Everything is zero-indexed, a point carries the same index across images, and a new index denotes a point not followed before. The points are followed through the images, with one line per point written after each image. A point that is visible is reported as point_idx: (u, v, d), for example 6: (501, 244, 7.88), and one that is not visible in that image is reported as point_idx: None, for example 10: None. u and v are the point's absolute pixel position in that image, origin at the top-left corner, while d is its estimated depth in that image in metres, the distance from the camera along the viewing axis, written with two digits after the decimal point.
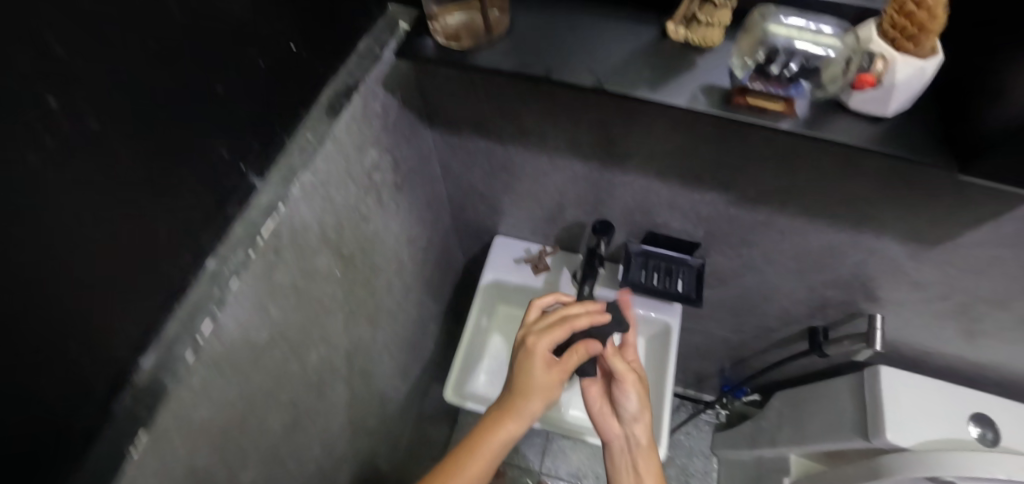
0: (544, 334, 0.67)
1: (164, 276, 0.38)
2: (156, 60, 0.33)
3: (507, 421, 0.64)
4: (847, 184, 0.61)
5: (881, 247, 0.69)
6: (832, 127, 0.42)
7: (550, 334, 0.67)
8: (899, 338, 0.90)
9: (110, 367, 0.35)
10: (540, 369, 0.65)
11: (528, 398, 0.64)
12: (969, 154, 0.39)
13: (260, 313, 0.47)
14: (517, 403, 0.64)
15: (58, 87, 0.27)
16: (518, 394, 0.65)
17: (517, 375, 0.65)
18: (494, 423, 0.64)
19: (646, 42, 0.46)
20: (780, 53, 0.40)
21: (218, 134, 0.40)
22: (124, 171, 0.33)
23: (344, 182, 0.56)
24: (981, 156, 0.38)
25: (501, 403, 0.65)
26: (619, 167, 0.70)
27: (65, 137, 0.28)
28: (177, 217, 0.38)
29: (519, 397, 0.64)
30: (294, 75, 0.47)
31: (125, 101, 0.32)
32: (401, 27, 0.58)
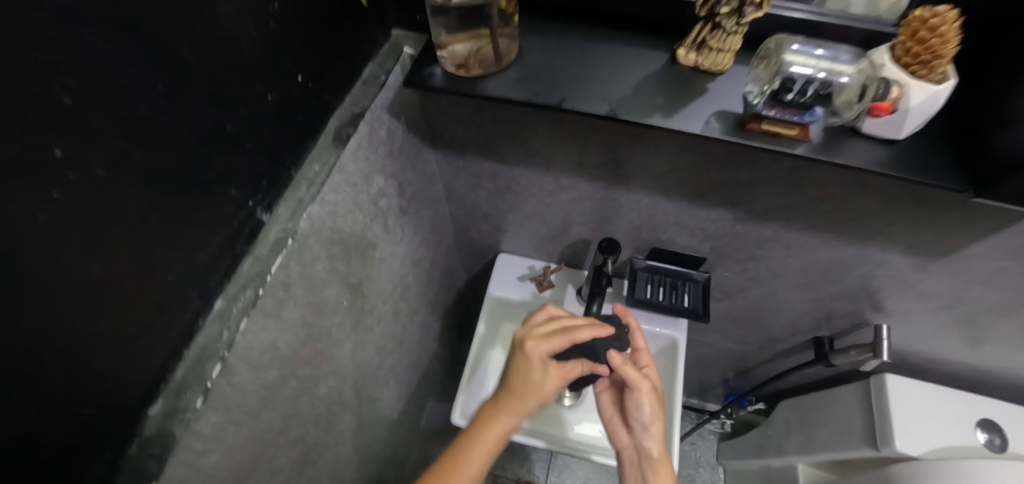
0: (544, 341, 0.63)
1: (173, 322, 0.37)
2: (161, 99, 0.32)
3: (501, 419, 0.63)
4: (855, 200, 0.61)
5: (888, 260, 0.70)
6: (846, 151, 0.42)
7: (550, 339, 0.64)
8: (904, 346, 0.90)
9: (119, 420, 0.34)
10: (537, 372, 0.63)
11: (524, 401, 0.63)
12: (987, 176, 0.39)
13: (271, 352, 0.45)
14: (515, 406, 0.62)
15: (65, 138, 0.26)
16: (516, 398, 0.63)
17: (513, 379, 0.63)
18: (488, 424, 0.63)
19: (656, 68, 0.46)
20: (798, 82, 0.39)
21: (227, 173, 0.39)
22: (131, 219, 0.31)
23: (352, 211, 0.55)
24: (998, 179, 0.38)
25: (495, 403, 0.64)
26: (625, 186, 0.70)
27: (71, 189, 0.27)
28: (184, 259, 0.37)
29: (516, 400, 0.63)
30: (301, 106, 0.46)
31: (129, 143, 0.30)
32: (406, 53, 0.58)
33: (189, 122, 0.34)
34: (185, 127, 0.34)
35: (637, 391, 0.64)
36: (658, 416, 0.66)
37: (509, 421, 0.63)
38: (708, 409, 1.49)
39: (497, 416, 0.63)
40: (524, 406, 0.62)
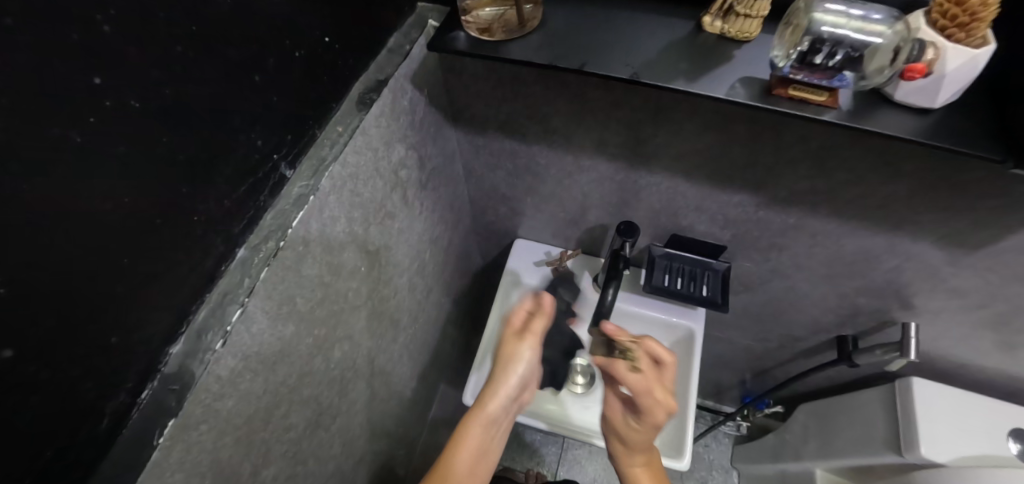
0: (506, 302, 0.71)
1: (196, 265, 0.38)
2: (195, 42, 0.33)
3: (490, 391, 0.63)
4: (884, 185, 0.59)
5: (918, 252, 0.67)
6: (877, 120, 0.41)
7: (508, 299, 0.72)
8: (934, 349, 0.86)
9: (140, 355, 0.35)
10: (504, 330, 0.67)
11: (501, 364, 0.64)
12: None
13: (289, 306, 0.46)
14: (491, 373, 0.64)
15: (101, 66, 0.27)
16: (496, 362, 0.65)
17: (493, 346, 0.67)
18: (478, 399, 0.64)
19: (681, 36, 0.46)
20: (826, 42, 0.38)
21: (254, 124, 0.40)
22: (162, 157, 0.32)
23: (372, 176, 0.55)
24: None
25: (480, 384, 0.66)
26: (645, 167, 0.69)
27: (107, 116, 0.28)
28: (211, 204, 0.38)
29: (495, 367, 0.65)
30: (327, 68, 0.47)
31: (164, 82, 0.31)
32: (431, 24, 0.58)
33: (222, 70, 0.36)
34: (216, 75, 0.35)
35: (606, 416, 0.71)
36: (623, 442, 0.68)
37: (497, 396, 0.63)
38: (724, 411, 1.46)
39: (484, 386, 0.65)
40: (501, 372, 0.63)
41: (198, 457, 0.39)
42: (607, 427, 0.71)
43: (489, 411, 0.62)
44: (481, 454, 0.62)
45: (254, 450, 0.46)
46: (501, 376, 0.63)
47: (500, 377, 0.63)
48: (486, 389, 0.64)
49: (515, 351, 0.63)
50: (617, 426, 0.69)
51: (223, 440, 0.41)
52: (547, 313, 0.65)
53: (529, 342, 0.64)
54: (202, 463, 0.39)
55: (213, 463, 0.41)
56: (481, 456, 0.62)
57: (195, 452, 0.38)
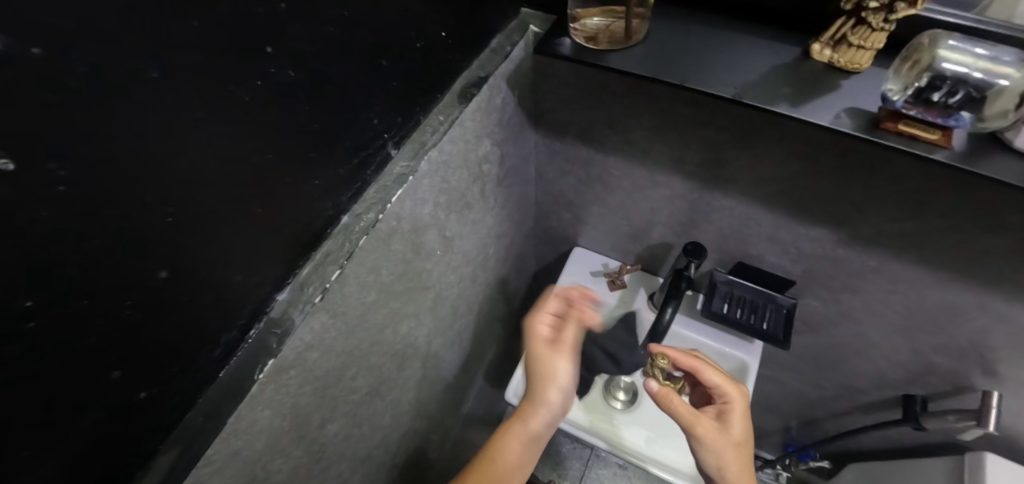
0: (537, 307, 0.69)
1: (309, 223, 0.42)
2: (343, 25, 0.37)
3: (534, 412, 0.64)
4: (983, 238, 0.56)
5: (1012, 314, 0.62)
6: (992, 164, 0.39)
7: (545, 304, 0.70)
8: (1013, 424, 0.80)
9: (253, 296, 0.39)
10: (541, 350, 0.64)
11: (540, 382, 0.64)
12: None
13: (375, 275, 0.49)
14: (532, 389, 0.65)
15: (273, 39, 0.32)
16: (538, 380, 0.64)
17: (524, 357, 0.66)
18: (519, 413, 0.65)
19: (786, 61, 0.46)
20: (947, 80, 0.38)
21: (375, 103, 0.43)
22: (302, 122, 0.36)
23: (461, 166, 0.58)
24: None
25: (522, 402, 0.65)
26: (721, 190, 0.68)
27: (270, 82, 0.33)
28: (329, 171, 0.42)
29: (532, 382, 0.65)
30: (439, 60, 0.50)
31: (315, 57, 0.35)
32: (532, 29, 0.61)
33: (360, 52, 0.39)
34: (355, 57, 0.39)
35: (711, 436, 0.58)
36: (730, 447, 0.57)
37: (544, 414, 0.64)
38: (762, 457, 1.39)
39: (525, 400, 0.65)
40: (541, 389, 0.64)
41: (284, 398, 0.43)
42: (701, 452, 0.59)
43: (535, 426, 0.64)
44: (514, 471, 0.62)
45: (324, 404, 0.50)
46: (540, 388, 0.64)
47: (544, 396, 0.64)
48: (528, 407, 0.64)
49: (557, 370, 0.63)
50: (723, 445, 0.58)
51: (303, 388, 0.45)
52: (581, 320, 0.66)
53: (565, 354, 0.64)
54: (284, 405, 0.43)
55: (291, 408, 0.45)
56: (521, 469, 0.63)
57: (282, 394, 0.42)
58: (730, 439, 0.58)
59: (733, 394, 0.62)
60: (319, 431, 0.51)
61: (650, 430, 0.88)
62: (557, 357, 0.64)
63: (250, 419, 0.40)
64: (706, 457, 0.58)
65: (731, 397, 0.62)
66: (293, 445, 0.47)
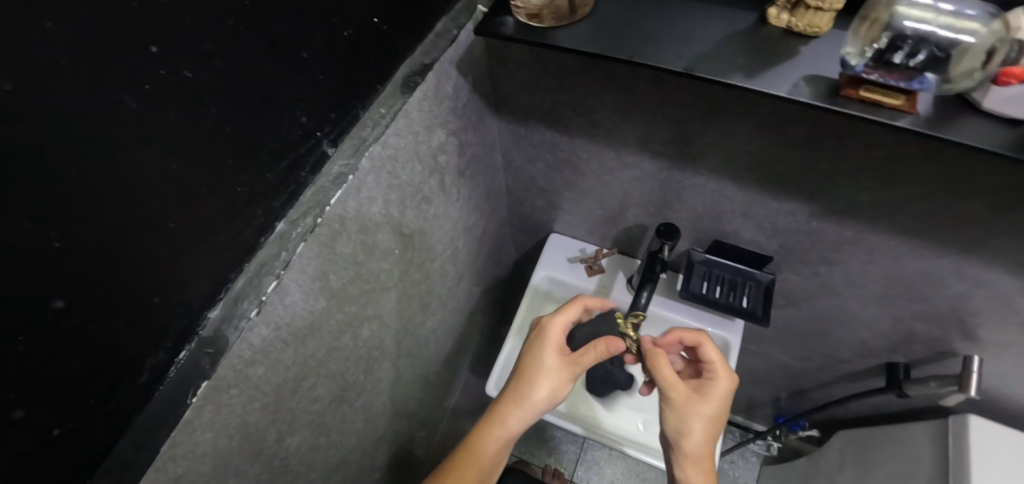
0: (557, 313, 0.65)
1: (237, 234, 0.39)
2: (247, 17, 0.33)
3: (512, 410, 0.60)
4: (957, 205, 0.54)
5: (990, 279, 0.61)
6: (959, 129, 0.37)
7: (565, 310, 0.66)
8: (996, 386, 0.79)
9: (179, 316, 0.37)
10: (550, 356, 0.62)
11: (528, 382, 0.61)
12: None
13: (322, 282, 0.47)
14: (518, 390, 0.61)
15: (158, 37, 0.28)
16: (525, 384, 0.61)
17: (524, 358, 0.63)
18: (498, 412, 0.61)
19: (742, 29, 0.43)
20: (908, 39, 0.36)
21: (301, 100, 0.40)
22: (210, 126, 0.33)
23: (412, 159, 0.56)
24: None
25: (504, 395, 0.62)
26: (690, 168, 0.66)
27: (161, 85, 0.29)
28: (254, 177, 0.39)
29: (520, 384, 0.61)
30: (374, 49, 0.47)
31: (216, 54, 0.32)
32: (479, 10, 0.58)
33: (273, 45, 0.36)
34: (268, 52, 0.36)
35: (681, 400, 0.57)
36: (699, 419, 0.56)
37: (521, 413, 0.60)
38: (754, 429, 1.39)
39: (506, 400, 0.61)
40: (528, 394, 0.60)
41: (227, 417, 0.41)
42: (669, 415, 0.58)
43: (511, 429, 0.60)
44: (491, 468, 0.60)
45: (280, 418, 0.48)
46: (530, 392, 0.60)
47: (531, 402, 0.60)
48: (507, 410, 0.60)
49: (556, 385, 0.60)
50: (692, 411, 0.57)
51: (251, 404, 0.43)
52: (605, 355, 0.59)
53: (568, 371, 0.61)
54: (229, 425, 0.42)
55: (239, 426, 0.43)
56: (492, 466, 0.61)
57: (225, 414, 0.41)
58: (699, 412, 0.57)
59: (721, 373, 0.59)
60: (279, 445, 0.49)
61: (642, 414, 0.87)
62: (562, 371, 0.61)
63: (190, 444, 0.38)
64: (670, 420, 0.58)
65: (718, 374, 0.59)
66: (248, 463, 0.45)
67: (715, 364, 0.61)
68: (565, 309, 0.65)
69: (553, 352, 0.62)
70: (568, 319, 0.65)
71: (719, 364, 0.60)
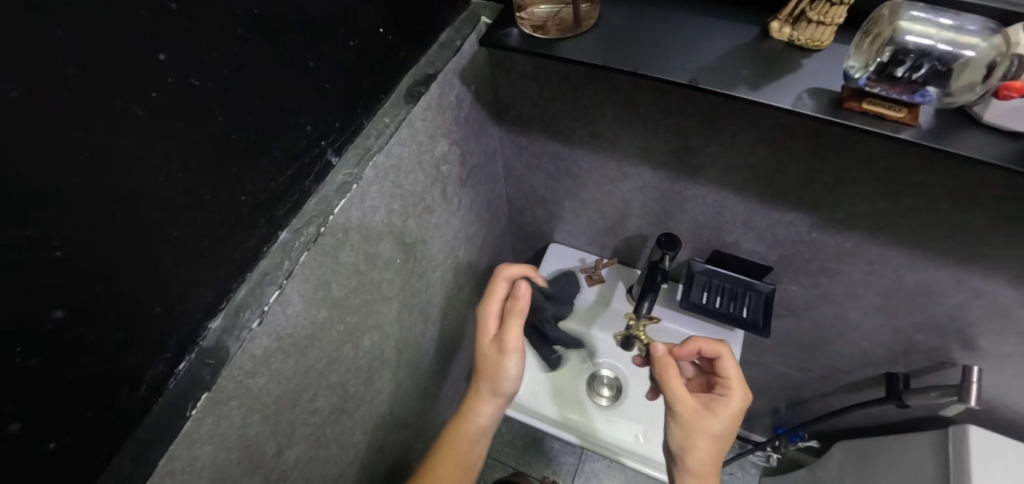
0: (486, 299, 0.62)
1: (240, 243, 0.39)
2: (255, 26, 0.33)
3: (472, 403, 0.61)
4: (957, 216, 0.54)
5: (990, 290, 0.61)
6: (961, 141, 0.38)
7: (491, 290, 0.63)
8: (996, 396, 0.79)
9: (179, 326, 0.36)
10: (484, 347, 0.60)
11: (480, 379, 0.60)
12: None
13: (324, 291, 0.47)
14: (473, 386, 0.61)
15: (166, 45, 0.28)
16: (478, 378, 0.61)
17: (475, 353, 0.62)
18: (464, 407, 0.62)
19: (745, 43, 0.44)
20: (911, 54, 0.36)
21: (306, 109, 0.40)
22: (216, 134, 0.33)
23: (415, 169, 0.56)
24: None
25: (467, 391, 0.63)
26: (692, 179, 0.66)
27: (169, 93, 0.29)
28: (258, 186, 0.38)
29: (476, 378, 0.61)
30: (379, 58, 0.47)
31: (223, 62, 0.32)
32: (483, 21, 0.58)
33: (280, 54, 0.36)
34: (275, 61, 0.36)
35: (690, 417, 0.56)
36: (706, 437, 0.55)
37: (485, 407, 0.61)
38: (754, 440, 1.39)
39: (467, 395, 0.62)
40: (483, 388, 0.60)
41: (226, 430, 0.40)
42: (676, 430, 0.57)
43: (479, 423, 0.61)
44: (466, 461, 0.61)
45: (279, 430, 0.47)
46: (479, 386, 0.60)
47: (485, 394, 0.60)
48: (471, 405, 0.61)
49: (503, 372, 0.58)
50: (700, 427, 0.55)
51: (251, 417, 0.43)
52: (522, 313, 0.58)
53: (510, 356, 0.58)
54: (228, 438, 0.41)
55: (239, 439, 0.42)
56: (469, 459, 0.62)
57: (224, 426, 0.40)
58: (705, 428, 0.55)
59: (735, 391, 0.58)
60: (278, 459, 0.48)
61: (642, 425, 0.86)
62: (502, 357, 0.58)
63: (190, 458, 0.37)
64: (676, 435, 0.57)
65: (733, 392, 0.58)
66: (246, 477, 0.44)
67: (731, 379, 0.60)
68: (491, 290, 0.63)
69: (486, 342, 0.60)
70: (498, 298, 0.63)
71: (736, 382, 0.59)
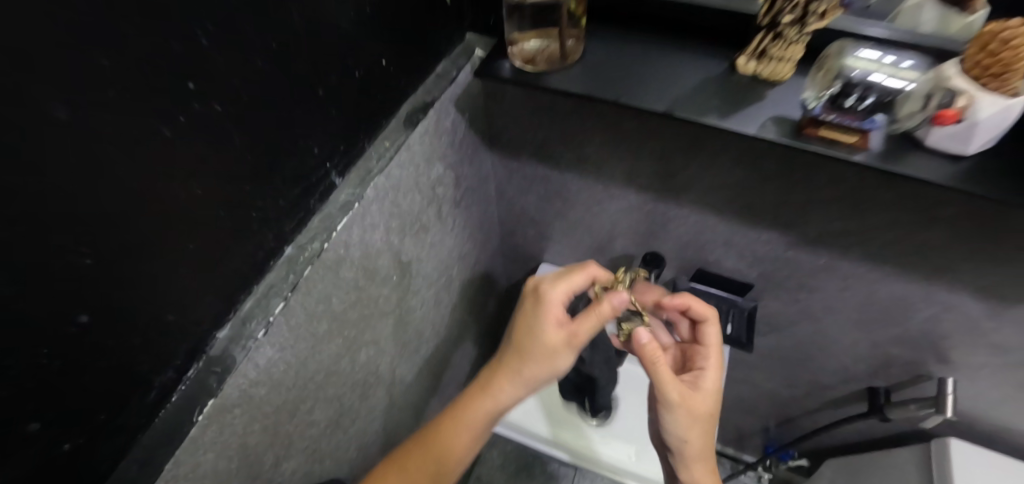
0: (560, 282, 0.57)
1: (248, 257, 0.41)
2: (273, 58, 0.37)
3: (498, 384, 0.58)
4: (919, 233, 0.58)
5: (957, 303, 0.65)
6: (907, 163, 0.42)
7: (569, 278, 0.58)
8: (973, 408, 0.82)
9: (189, 334, 0.38)
10: (550, 331, 0.55)
11: (519, 362, 0.56)
12: None
13: (325, 304, 0.49)
14: (504, 369, 0.57)
15: (194, 74, 0.31)
16: (516, 357, 0.56)
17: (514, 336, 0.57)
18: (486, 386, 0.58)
19: (715, 75, 0.48)
20: (856, 86, 0.42)
21: (313, 133, 0.43)
22: (232, 154, 0.36)
23: (412, 190, 0.59)
24: None
25: (491, 376, 0.58)
26: (674, 200, 0.70)
27: (194, 117, 0.32)
28: (267, 203, 0.41)
29: (512, 360, 0.57)
30: (381, 87, 0.51)
31: (243, 90, 0.35)
32: (476, 53, 0.62)
33: (293, 82, 0.39)
34: (288, 89, 0.39)
35: (688, 406, 0.55)
36: (703, 422, 0.56)
37: (509, 389, 0.57)
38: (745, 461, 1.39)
39: (499, 373, 0.57)
40: (521, 370, 0.56)
41: (229, 439, 0.42)
42: (673, 421, 0.56)
43: (501, 404, 0.58)
44: (479, 440, 0.59)
45: (277, 441, 0.49)
46: (518, 368, 0.56)
47: (525, 377, 0.56)
48: (497, 383, 0.57)
49: (556, 363, 0.56)
50: (695, 411, 0.55)
51: (251, 426, 0.44)
52: (607, 316, 0.54)
53: (569, 349, 0.55)
54: (230, 446, 0.42)
55: (239, 448, 0.43)
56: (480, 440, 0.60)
57: (227, 434, 0.41)
58: (701, 411, 0.56)
59: (713, 361, 0.60)
60: (274, 471, 0.49)
61: (634, 445, 0.87)
62: (561, 348, 0.55)
63: (192, 464, 0.39)
64: (675, 428, 0.56)
65: (710, 363, 0.60)
66: None
67: (709, 347, 0.61)
68: (573, 276, 0.57)
69: (554, 327, 0.55)
70: (573, 288, 0.58)
71: (713, 350, 0.61)
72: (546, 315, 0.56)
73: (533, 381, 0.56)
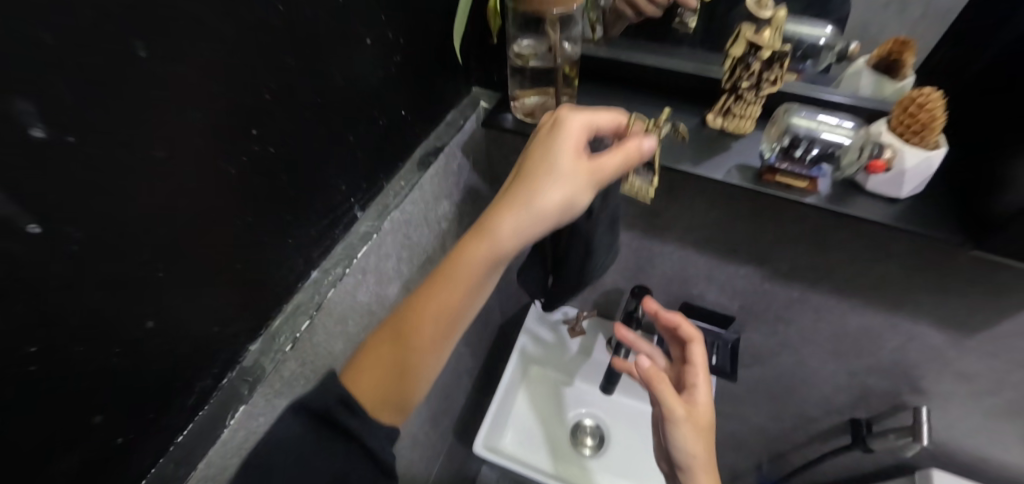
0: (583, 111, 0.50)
1: (281, 279, 0.47)
2: (316, 109, 0.44)
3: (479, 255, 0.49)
4: (877, 267, 0.65)
5: (919, 333, 0.71)
6: (853, 204, 0.49)
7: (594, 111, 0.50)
8: (949, 438, 0.86)
9: (227, 345, 0.43)
10: (568, 158, 0.47)
11: (529, 178, 0.48)
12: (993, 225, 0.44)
13: (343, 325, 0.54)
14: (498, 215, 0.48)
15: (258, 123, 0.38)
16: (522, 183, 0.48)
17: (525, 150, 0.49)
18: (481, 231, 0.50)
19: (688, 128, 0.56)
20: (802, 140, 0.48)
21: (342, 172, 0.50)
22: (279, 189, 0.42)
23: (422, 224, 0.65)
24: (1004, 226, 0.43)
25: (489, 214, 0.49)
26: (659, 237, 0.77)
27: (254, 157, 0.39)
28: (300, 231, 0.47)
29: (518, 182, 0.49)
30: (399, 134, 0.58)
31: (292, 136, 0.42)
32: (481, 105, 0.71)
33: (330, 129, 0.46)
34: (326, 135, 0.46)
35: (688, 419, 0.60)
36: (703, 432, 0.60)
37: (511, 218, 0.48)
38: None
39: (476, 233, 0.49)
40: (522, 196, 0.48)
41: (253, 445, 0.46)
42: (678, 436, 0.60)
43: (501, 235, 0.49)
44: (449, 334, 0.51)
45: None
46: (512, 202, 0.48)
47: (535, 200, 0.47)
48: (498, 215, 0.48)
49: (575, 192, 0.47)
50: (694, 422, 0.60)
51: None
52: (633, 159, 0.47)
53: (591, 179, 0.47)
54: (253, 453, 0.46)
55: None
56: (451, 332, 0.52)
57: (252, 441, 0.45)
58: (700, 421, 0.60)
59: (702, 375, 0.64)
60: None
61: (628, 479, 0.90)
62: (580, 172, 0.48)
63: (221, 466, 0.43)
64: (680, 444, 0.60)
65: (698, 377, 0.64)
66: None
67: (697, 365, 0.66)
68: (601, 112, 0.50)
69: (574, 155, 0.48)
70: (595, 123, 0.50)
71: (700, 365, 0.65)
72: (564, 142, 0.48)
73: (544, 215, 0.48)
